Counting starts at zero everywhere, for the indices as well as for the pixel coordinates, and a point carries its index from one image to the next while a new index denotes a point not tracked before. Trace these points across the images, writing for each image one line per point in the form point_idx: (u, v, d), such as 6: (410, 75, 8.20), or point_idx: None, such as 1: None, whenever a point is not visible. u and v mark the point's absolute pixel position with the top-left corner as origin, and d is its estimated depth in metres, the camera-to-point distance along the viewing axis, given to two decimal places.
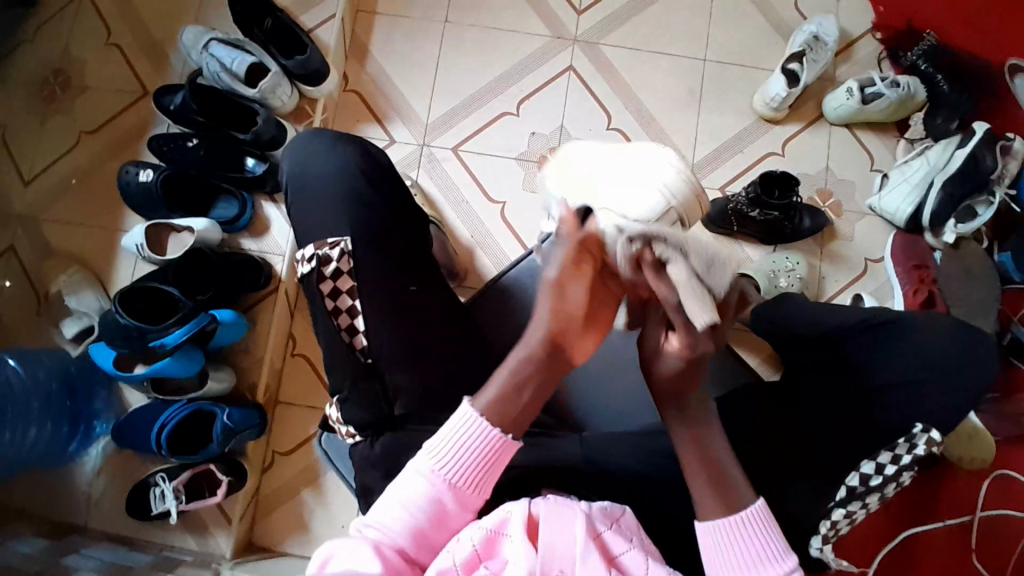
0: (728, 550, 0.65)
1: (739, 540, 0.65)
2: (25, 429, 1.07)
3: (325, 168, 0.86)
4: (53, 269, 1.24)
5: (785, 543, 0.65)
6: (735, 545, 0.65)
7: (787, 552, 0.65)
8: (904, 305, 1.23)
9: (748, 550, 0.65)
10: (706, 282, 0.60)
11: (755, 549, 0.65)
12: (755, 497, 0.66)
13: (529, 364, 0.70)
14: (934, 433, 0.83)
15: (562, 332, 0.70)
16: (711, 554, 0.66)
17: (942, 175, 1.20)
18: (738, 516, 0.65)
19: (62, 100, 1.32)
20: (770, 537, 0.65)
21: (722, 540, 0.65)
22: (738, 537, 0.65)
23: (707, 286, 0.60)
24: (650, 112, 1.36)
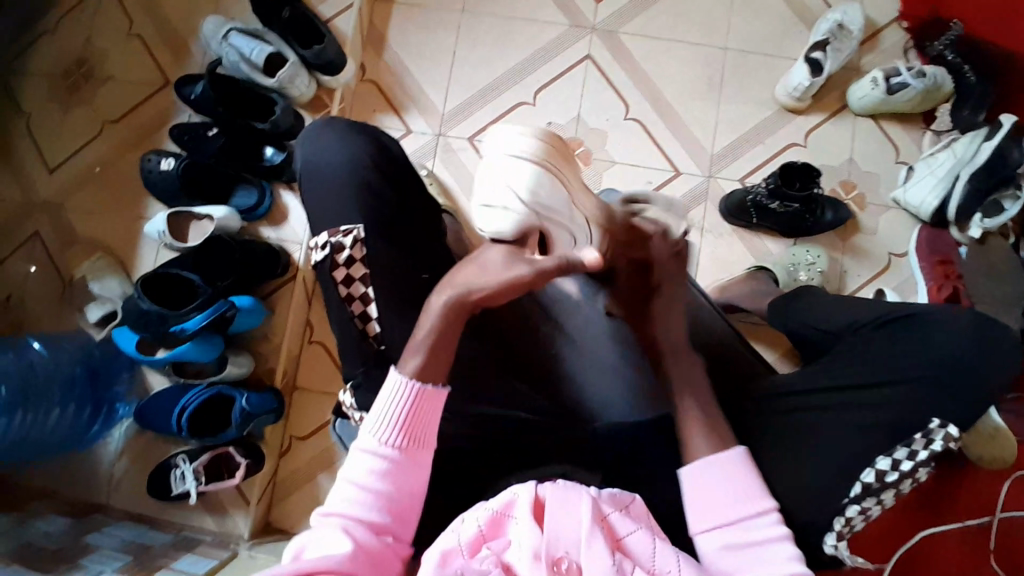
0: (715, 489, 0.72)
1: (723, 480, 0.72)
2: (47, 411, 1.10)
3: (340, 153, 0.86)
4: (76, 257, 1.28)
5: (763, 487, 0.73)
6: (722, 486, 0.71)
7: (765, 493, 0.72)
8: (927, 301, 1.20)
9: (732, 487, 0.71)
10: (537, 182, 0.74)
11: (738, 489, 0.72)
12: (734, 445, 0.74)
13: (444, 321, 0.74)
14: (952, 428, 0.78)
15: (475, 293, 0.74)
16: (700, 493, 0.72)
17: (968, 167, 1.17)
18: (724, 455, 0.73)
19: (86, 90, 1.34)
20: (749, 477, 0.72)
21: (709, 478, 0.72)
22: (722, 476, 0.72)
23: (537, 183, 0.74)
24: (669, 103, 1.35)
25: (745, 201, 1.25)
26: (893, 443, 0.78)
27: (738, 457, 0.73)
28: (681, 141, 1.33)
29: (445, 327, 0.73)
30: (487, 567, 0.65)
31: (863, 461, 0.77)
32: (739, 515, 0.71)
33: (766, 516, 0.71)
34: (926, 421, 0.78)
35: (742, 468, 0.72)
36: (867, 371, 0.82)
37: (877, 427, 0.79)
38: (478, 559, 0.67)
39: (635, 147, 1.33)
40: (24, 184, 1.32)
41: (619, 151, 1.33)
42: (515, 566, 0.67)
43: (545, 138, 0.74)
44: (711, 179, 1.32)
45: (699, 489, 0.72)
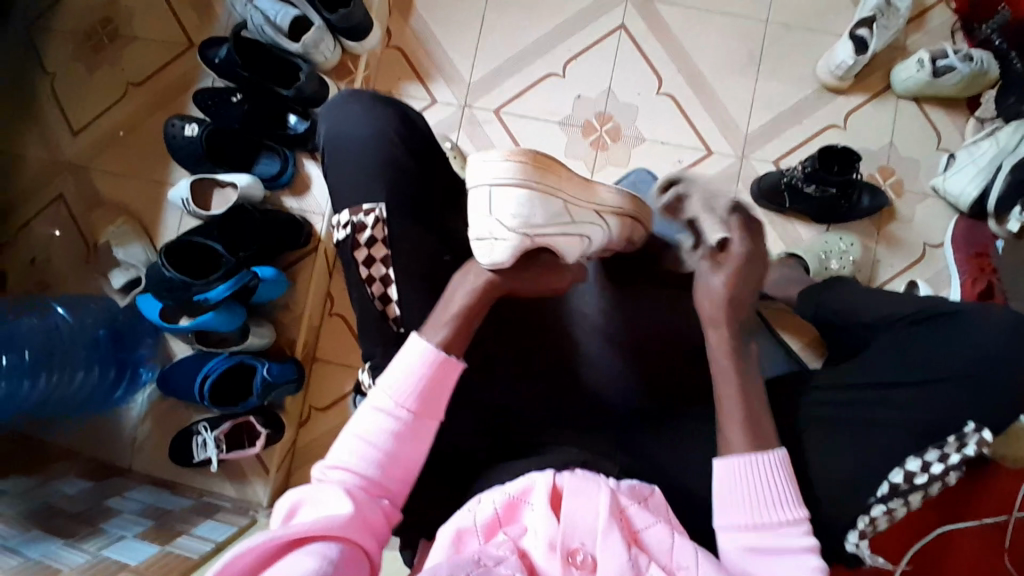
0: (747, 489, 0.69)
1: (756, 482, 0.69)
2: (72, 374, 1.10)
3: (365, 127, 0.83)
4: (103, 220, 1.27)
5: (797, 498, 0.69)
6: (753, 487, 0.69)
7: (799, 504, 0.69)
8: (960, 295, 1.16)
9: (765, 489, 0.69)
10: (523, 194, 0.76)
11: (772, 493, 0.69)
12: (778, 447, 0.71)
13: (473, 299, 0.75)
14: (985, 433, 0.76)
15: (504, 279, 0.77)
16: (731, 488, 0.70)
17: (1011, 158, 1.12)
18: (757, 456, 0.70)
19: (108, 51, 1.32)
20: (786, 485, 0.69)
21: (744, 477, 0.69)
22: (758, 476, 0.69)
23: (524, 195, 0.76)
24: (704, 79, 1.30)
25: (780, 182, 1.21)
26: (924, 443, 0.76)
27: (778, 460, 0.70)
28: (715, 118, 1.29)
29: (472, 314, 0.75)
30: (503, 553, 0.66)
31: (894, 462, 0.76)
32: (767, 518, 0.68)
33: (795, 525, 0.68)
34: (960, 421, 0.77)
35: (780, 472, 0.69)
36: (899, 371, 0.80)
37: (909, 429, 0.77)
38: (493, 543, 0.68)
39: (666, 125, 1.29)
40: (48, 145, 1.31)
41: (650, 128, 1.29)
42: (531, 553, 0.67)
43: (514, 156, 0.76)
44: (744, 161, 1.27)
45: (729, 486, 0.70)
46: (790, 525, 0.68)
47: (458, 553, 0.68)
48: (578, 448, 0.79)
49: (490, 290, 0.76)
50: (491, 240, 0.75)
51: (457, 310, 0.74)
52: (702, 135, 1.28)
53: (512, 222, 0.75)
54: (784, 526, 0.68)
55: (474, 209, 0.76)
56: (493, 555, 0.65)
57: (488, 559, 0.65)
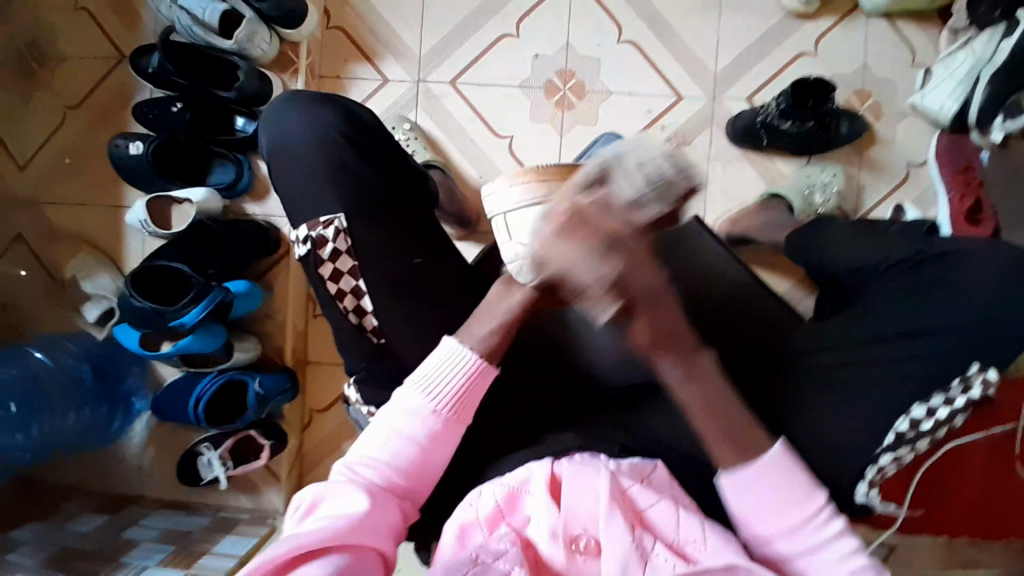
0: (763, 496, 0.65)
1: (769, 485, 0.65)
2: (62, 416, 1.12)
3: (307, 132, 0.77)
4: (65, 256, 1.24)
5: (811, 481, 0.66)
6: (765, 492, 0.65)
7: (816, 487, 0.66)
8: (948, 214, 1.09)
9: (781, 488, 0.65)
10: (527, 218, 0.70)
11: (783, 489, 0.65)
12: (773, 441, 0.67)
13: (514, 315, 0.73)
14: (990, 373, 0.74)
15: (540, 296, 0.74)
16: (746, 502, 0.66)
17: (989, 68, 1.05)
18: (763, 460, 0.65)
19: (40, 76, 1.26)
20: (797, 476, 0.66)
21: (755, 486, 0.65)
22: (768, 478, 0.65)
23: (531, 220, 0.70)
24: (666, 21, 1.22)
25: (755, 122, 1.15)
26: (927, 388, 0.74)
27: (782, 455, 0.66)
28: (682, 61, 1.22)
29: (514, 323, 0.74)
30: (504, 547, 0.64)
31: (894, 409, 0.75)
32: (792, 518, 0.65)
33: (820, 514, 0.65)
34: (965, 362, 0.74)
35: (788, 464, 0.66)
36: (890, 315, 0.78)
37: (907, 373, 0.75)
38: (497, 535, 0.66)
39: (632, 74, 1.23)
40: None
41: (615, 80, 1.23)
42: (535, 542, 0.66)
43: (522, 176, 0.69)
44: (717, 102, 1.22)
45: (740, 497, 0.66)
46: (814, 515, 0.65)
47: (463, 547, 0.67)
48: (576, 433, 0.78)
49: (531, 301, 0.74)
50: (517, 262, 0.72)
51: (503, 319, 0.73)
52: (671, 81, 1.22)
53: (531, 241, 0.69)
54: (808, 520, 0.65)
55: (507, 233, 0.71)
56: (496, 549, 0.64)
57: (489, 553, 0.63)
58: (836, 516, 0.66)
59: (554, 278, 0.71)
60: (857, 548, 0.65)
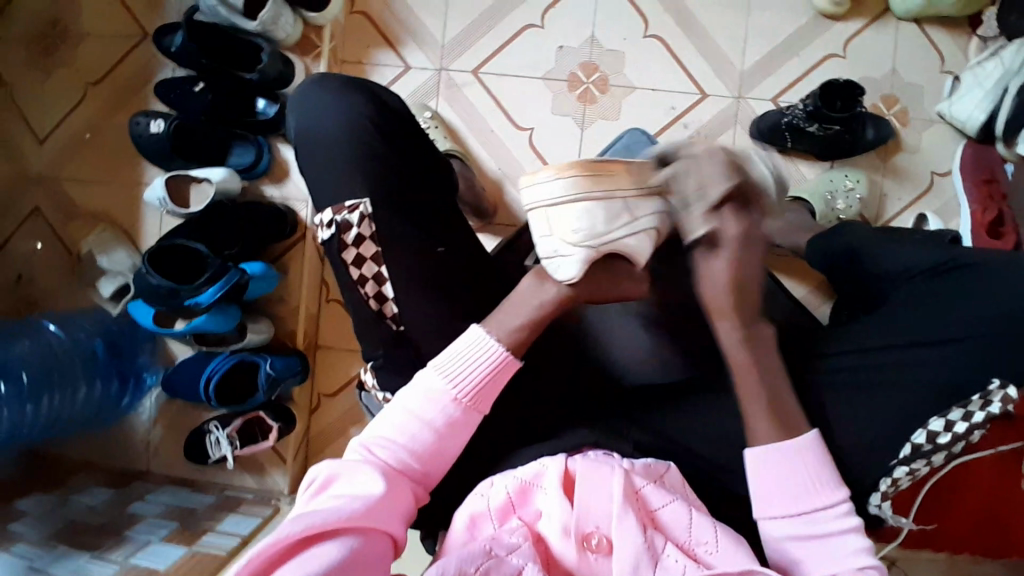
0: (785, 478, 0.67)
1: (790, 469, 0.67)
2: (74, 390, 1.13)
3: (334, 118, 0.76)
4: (81, 231, 1.24)
5: (837, 477, 0.67)
6: (788, 475, 0.67)
7: (839, 483, 0.67)
8: (970, 226, 1.09)
9: (806, 473, 0.67)
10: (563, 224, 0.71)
11: (805, 476, 0.67)
12: (810, 427, 0.69)
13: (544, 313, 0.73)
14: (1010, 389, 0.72)
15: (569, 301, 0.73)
16: (767, 481, 0.67)
17: (1018, 79, 1.05)
18: (788, 445, 0.67)
19: (64, 51, 1.26)
20: (821, 465, 0.67)
21: (777, 465, 0.67)
22: (792, 459, 0.67)
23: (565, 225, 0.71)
24: (693, 17, 1.21)
25: (779, 123, 1.14)
26: (945, 403, 0.73)
27: (811, 441, 0.68)
28: (708, 58, 1.21)
29: (541, 319, 0.72)
30: (518, 540, 0.64)
31: (912, 420, 0.73)
32: (809, 505, 0.66)
33: (839, 506, 0.66)
34: (983, 379, 0.73)
35: (816, 452, 0.67)
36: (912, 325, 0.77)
37: (926, 384, 0.74)
38: (508, 527, 0.66)
39: (656, 69, 1.21)
40: (19, 156, 1.27)
41: (639, 75, 1.22)
42: (546, 537, 0.66)
43: (565, 169, 0.70)
44: (741, 101, 1.20)
45: (761, 481, 0.67)
46: (830, 506, 0.66)
47: (473, 538, 0.67)
48: (588, 430, 0.77)
49: (566, 302, 0.73)
50: (557, 257, 0.71)
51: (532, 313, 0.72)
52: (696, 78, 1.21)
53: (575, 236, 0.70)
54: (823, 509, 0.66)
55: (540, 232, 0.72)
56: (508, 541, 0.64)
57: (502, 546, 0.63)
58: (851, 514, 0.66)
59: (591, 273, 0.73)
60: (871, 553, 0.64)
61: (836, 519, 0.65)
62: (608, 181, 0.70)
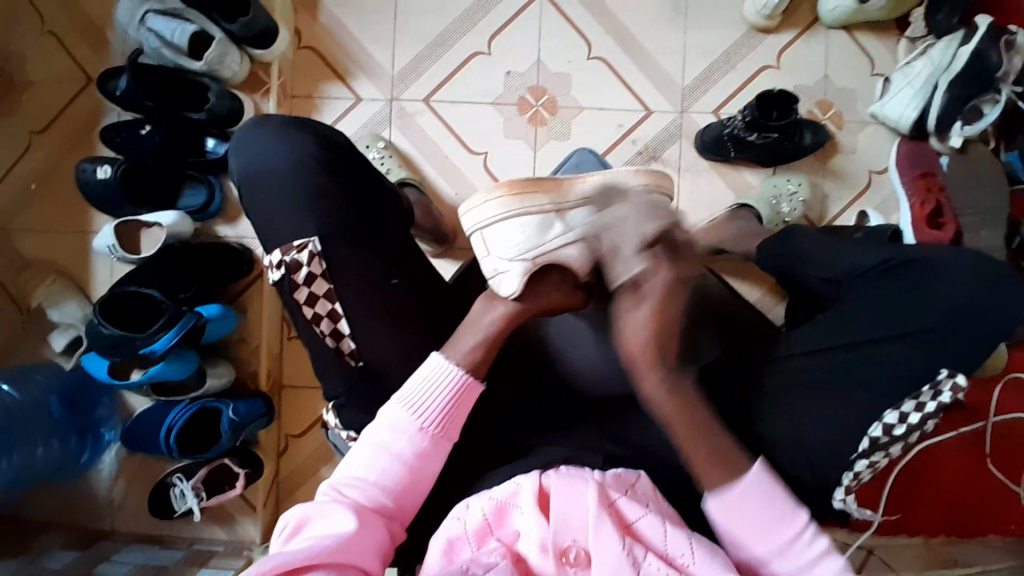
0: (746, 520, 0.68)
1: (756, 507, 0.68)
2: (32, 449, 1.08)
3: (280, 158, 0.76)
4: (32, 282, 1.21)
5: (792, 501, 0.69)
6: (751, 514, 0.68)
7: (796, 509, 0.68)
8: (911, 219, 1.15)
9: (766, 509, 0.68)
10: (499, 237, 0.77)
11: (764, 515, 0.68)
12: (755, 463, 0.70)
13: (497, 328, 0.74)
14: (959, 377, 0.75)
15: (517, 316, 0.75)
16: (733, 527, 0.68)
17: (946, 75, 1.11)
18: (741, 483, 0.69)
19: (2, 100, 1.23)
20: (776, 498, 0.69)
21: (737, 511, 0.68)
22: (750, 504, 0.68)
23: (500, 238, 0.77)
24: (634, 37, 1.25)
25: (723, 134, 1.18)
26: (900, 395, 0.76)
27: (762, 476, 0.69)
28: (651, 76, 1.25)
29: (495, 340, 0.73)
30: (494, 559, 0.64)
31: (869, 412, 0.76)
32: (782, 536, 0.67)
33: (805, 531, 0.68)
34: (933, 369, 0.76)
35: (768, 486, 0.69)
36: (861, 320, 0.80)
37: (879, 376, 0.77)
38: (485, 549, 0.66)
39: (602, 89, 1.25)
40: None
41: (587, 96, 1.25)
42: (525, 555, 0.66)
43: (497, 190, 0.77)
44: (686, 115, 1.25)
45: (732, 522, 0.69)
46: (798, 534, 0.68)
47: (450, 563, 0.66)
48: (559, 448, 0.77)
49: (515, 317, 0.75)
50: (498, 274, 0.77)
51: (486, 334, 0.73)
52: (640, 95, 1.25)
53: (510, 251, 0.76)
54: (793, 539, 0.67)
55: (482, 249, 0.78)
56: (486, 562, 0.63)
57: (478, 566, 0.63)
58: (819, 535, 0.69)
59: (539, 292, 0.76)
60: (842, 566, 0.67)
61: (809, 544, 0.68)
62: (534, 198, 0.77)
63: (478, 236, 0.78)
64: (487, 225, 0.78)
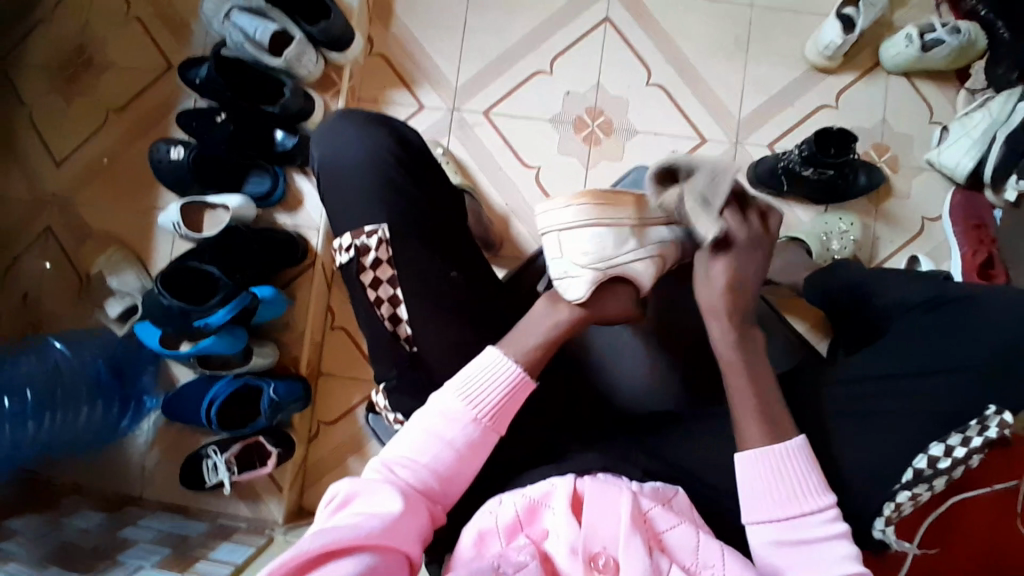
0: (769, 480, 0.69)
1: (779, 468, 0.70)
2: (76, 410, 1.13)
3: (359, 148, 0.80)
4: (94, 251, 1.27)
5: (821, 480, 0.69)
6: (777, 478, 0.69)
7: (823, 487, 0.69)
8: (960, 267, 1.15)
9: (790, 480, 0.69)
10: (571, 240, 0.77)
11: (791, 480, 0.69)
12: (796, 436, 0.71)
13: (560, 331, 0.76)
14: (1006, 414, 0.74)
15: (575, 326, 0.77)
16: (757, 483, 0.70)
17: (1005, 129, 1.11)
18: (775, 449, 0.70)
19: (89, 79, 1.31)
20: (809, 471, 0.69)
21: (764, 466, 0.70)
22: (782, 469, 0.70)
23: (574, 242, 0.77)
24: (693, 67, 1.28)
25: (777, 168, 1.19)
26: (945, 432, 0.75)
27: (799, 450, 0.70)
28: (707, 105, 1.28)
29: (554, 343, 0.76)
30: (524, 559, 0.64)
31: (914, 447, 0.75)
32: (798, 507, 0.68)
33: (826, 511, 0.68)
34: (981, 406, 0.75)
35: (803, 458, 0.70)
36: (912, 356, 0.80)
37: (926, 412, 0.76)
38: (515, 544, 0.67)
39: (658, 115, 1.28)
40: (34, 177, 1.30)
41: (641, 120, 1.28)
42: (551, 556, 0.67)
43: (577, 198, 0.77)
44: (738, 147, 1.27)
45: (757, 478, 0.70)
46: (818, 510, 0.68)
47: (480, 555, 0.67)
48: (597, 454, 0.78)
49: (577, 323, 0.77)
50: (567, 278, 0.77)
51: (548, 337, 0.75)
52: (694, 123, 1.27)
53: (583, 258, 0.76)
54: (811, 513, 0.68)
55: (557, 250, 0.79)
56: (515, 559, 0.64)
57: (508, 565, 0.64)
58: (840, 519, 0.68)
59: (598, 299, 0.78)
60: (855, 554, 0.66)
61: (826, 523, 0.68)
62: (613, 211, 0.77)
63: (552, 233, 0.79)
64: (560, 226, 0.78)
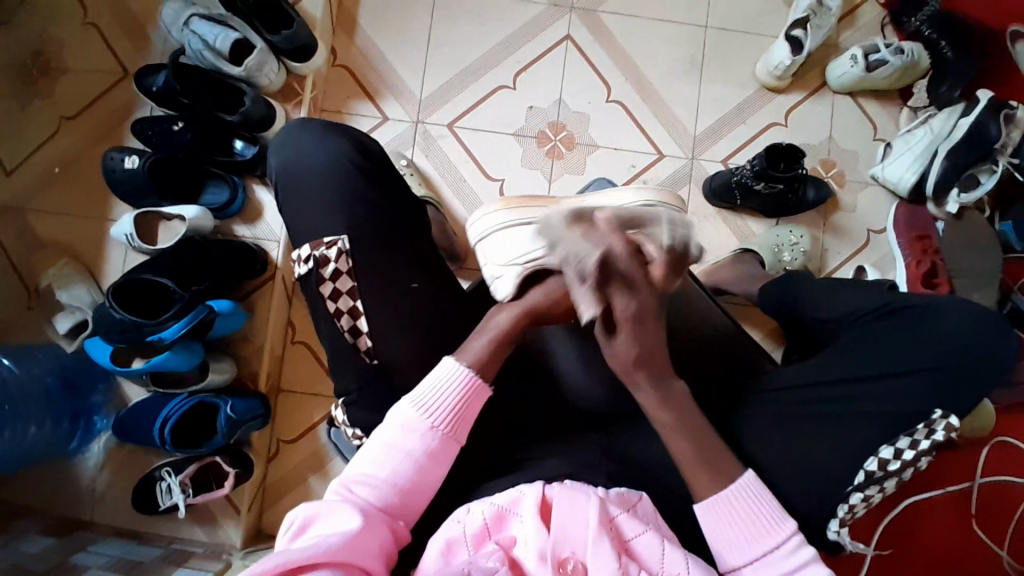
0: (733, 523, 0.72)
1: (740, 510, 0.72)
2: (24, 427, 1.07)
3: (317, 157, 0.80)
4: (42, 264, 1.21)
5: (779, 509, 0.73)
6: (738, 520, 0.72)
7: (782, 516, 0.72)
8: (906, 277, 1.22)
9: (751, 515, 0.72)
10: (495, 241, 0.88)
11: (753, 518, 0.72)
12: (745, 468, 0.74)
13: (511, 322, 0.77)
14: (952, 417, 0.79)
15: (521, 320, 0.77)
16: (723, 530, 0.72)
17: (945, 144, 1.18)
18: (723, 492, 0.72)
19: (38, 84, 1.26)
20: (766, 503, 0.73)
21: (726, 515, 0.72)
22: (740, 508, 0.72)
23: (497, 242, 0.88)
24: (652, 84, 1.32)
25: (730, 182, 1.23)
26: (895, 431, 0.78)
27: (751, 481, 0.73)
28: (666, 121, 1.32)
29: (505, 338, 0.76)
30: (494, 564, 0.63)
31: (866, 447, 0.78)
32: (764, 537, 0.71)
33: (789, 539, 0.71)
34: (927, 408, 0.79)
35: (755, 492, 0.73)
36: (863, 359, 0.83)
37: (877, 413, 0.79)
38: (483, 552, 0.66)
39: (620, 130, 1.31)
40: None
41: (603, 135, 1.31)
42: (521, 562, 0.66)
43: (499, 205, 0.90)
44: (695, 162, 1.31)
45: (721, 523, 0.72)
46: (782, 540, 0.71)
47: (447, 564, 0.66)
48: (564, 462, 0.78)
49: (522, 319, 0.77)
50: (496, 279, 0.84)
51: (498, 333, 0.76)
52: (653, 137, 1.31)
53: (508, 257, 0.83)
54: (775, 547, 0.71)
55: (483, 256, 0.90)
56: (485, 564, 0.63)
57: (479, 571, 0.62)
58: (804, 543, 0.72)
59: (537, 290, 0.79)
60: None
61: (792, 550, 0.71)
62: (531, 211, 0.89)
63: (479, 238, 0.91)
64: (485, 229, 0.90)
